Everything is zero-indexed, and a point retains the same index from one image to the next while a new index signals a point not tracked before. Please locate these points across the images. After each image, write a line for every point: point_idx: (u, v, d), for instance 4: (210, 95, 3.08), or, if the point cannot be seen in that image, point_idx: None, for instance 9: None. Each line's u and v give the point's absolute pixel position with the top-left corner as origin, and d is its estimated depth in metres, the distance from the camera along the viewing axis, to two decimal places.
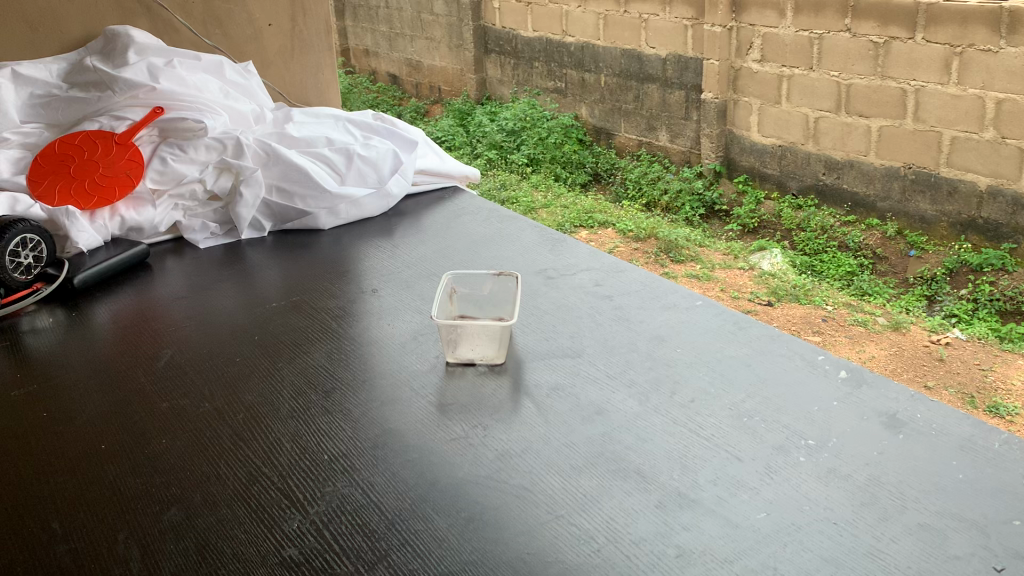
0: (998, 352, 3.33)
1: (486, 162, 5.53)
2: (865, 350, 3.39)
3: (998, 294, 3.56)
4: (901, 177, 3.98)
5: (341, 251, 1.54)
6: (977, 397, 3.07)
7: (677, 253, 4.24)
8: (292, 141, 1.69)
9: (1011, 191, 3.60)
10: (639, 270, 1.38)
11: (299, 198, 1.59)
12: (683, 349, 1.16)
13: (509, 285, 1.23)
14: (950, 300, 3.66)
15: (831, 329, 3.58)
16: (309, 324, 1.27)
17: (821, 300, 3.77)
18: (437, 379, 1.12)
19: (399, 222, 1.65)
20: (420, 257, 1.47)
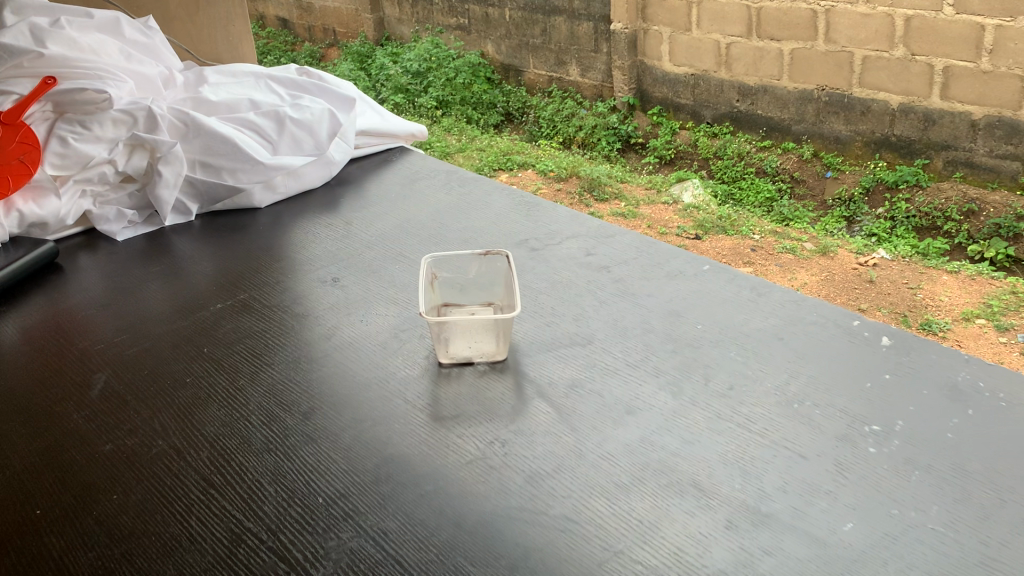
0: (923, 270, 3.29)
1: (392, 107, 5.22)
2: (797, 278, 3.28)
3: (914, 211, 3.57)
4: (814, 100, 3.93)
5: (283, 231, 1.34)
6: (909, 315, 3.00)
7: (600, 192, 3.99)
8: (211, 108, 1.46)
9: (921, 108, 3.58)
10: (630, 233, 1.24)
11: (228, 172, 1.38)
12: (704, 323, 1.03)
13: (498, 264, 1.07)
14: (869, 220, 3.64)
15: (761, 259, 3.45)
16: (265, 326, 1.08)
17: (748, 230, 3.64)
18: (432, 386, 0.96)
19: (344, 192, 1.46)
20: (381, 234, 1.29)
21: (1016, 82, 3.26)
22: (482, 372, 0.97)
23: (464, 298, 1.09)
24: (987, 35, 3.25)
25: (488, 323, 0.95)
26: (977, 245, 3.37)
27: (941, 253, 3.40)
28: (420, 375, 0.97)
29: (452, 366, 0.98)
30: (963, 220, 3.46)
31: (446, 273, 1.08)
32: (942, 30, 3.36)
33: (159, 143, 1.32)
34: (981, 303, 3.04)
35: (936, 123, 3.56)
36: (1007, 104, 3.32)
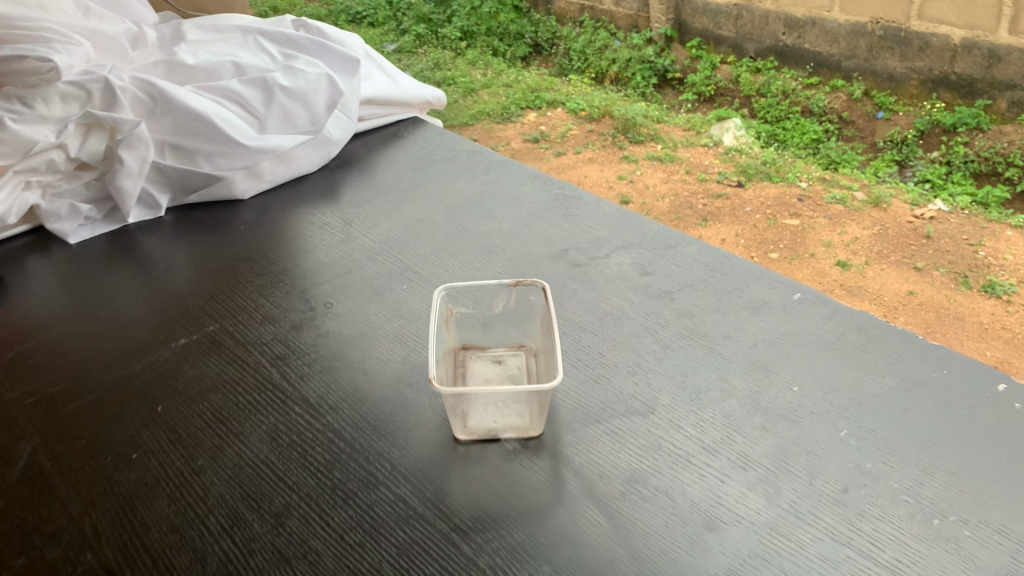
0: (984, 224, 2.94)
1: (414, 37, 4.81)
2: (847, 232, 2.85)
3: (973, 155, 3.21)
4: (867, 35, 3.56)
5: (270, 229, 1.11)
6: (969, 277, 2.61)
7: (634, 133, 3.49)
8: (187, 74, 1.22)
9: (987, 43, 3.18)
10: (696, 242, 0.99)
11: (205, 157, 1.14)
12: (801, 385, 0.79)
13: (532, 299, 0.83)
14: (922, 166, 3.32)
15: (808, 209, 2.99)
16: (237, 375, 0.85)
17: (794, 177, 3.19)
18: (447, 469, 0.73)
19: (347, 180, 1.22)
20: (388, 239, 1.05)
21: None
22: (510, 454, 0.74)
23: (486, 334, 0.86)
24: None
25: (528, 396, 0.71)
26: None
27: (1001, 202, 3.09)
28: (434, 453, 0.74)
29: (474, 439, 0.75)
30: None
31: (468, 307, 0.84)
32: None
33: (120, 123, 1.07)
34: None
35: (1002, 60, 3.17)
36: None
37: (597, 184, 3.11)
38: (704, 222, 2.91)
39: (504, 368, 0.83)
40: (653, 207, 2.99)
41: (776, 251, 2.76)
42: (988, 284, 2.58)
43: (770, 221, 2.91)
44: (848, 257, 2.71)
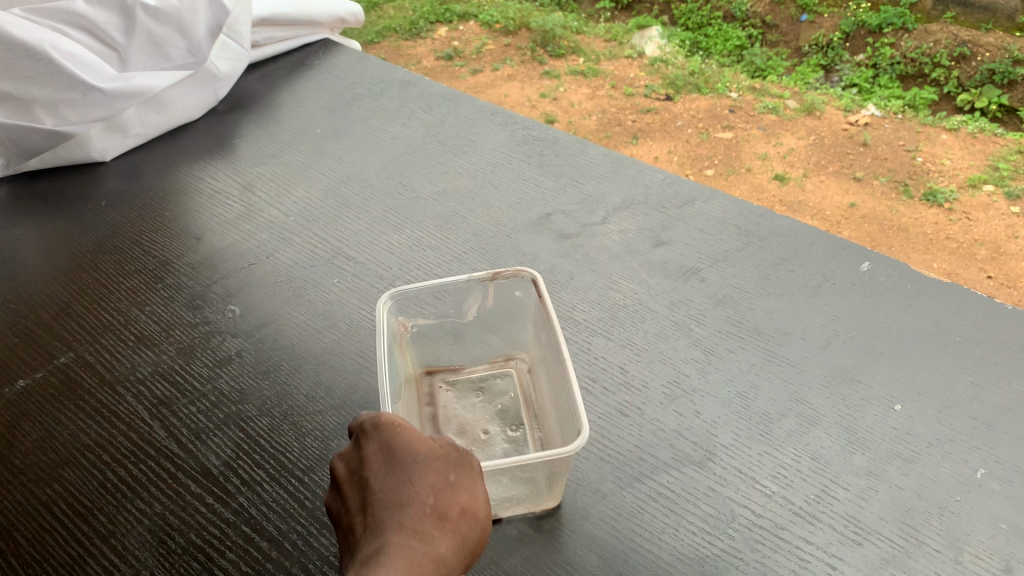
0: (919, 128, 2.30)
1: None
2: (782, 143, 2.25)
3: (899, 57, 2.52)
4: None
5: (145, 200, 0.83)
6: (910, 185, 2.06)
7: (556, 46, 2.73)
8: None
9: None
10: (719, 196, 0.76)
11: (42, 108, 0.84)
12: (905, 401, 0.57)
13: (518, 295, 0.57)
14: (848, 69, 2.59)
15: (743, 121, 2.36)
16: (102, 436, 0.58)
17: (724, 87, 2.50)
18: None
19: (245, 126, 0.94)
20: (305, 211, 0.79)
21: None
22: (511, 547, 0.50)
23: (455, 345, 0.60)
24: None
25: (537, 469, 0.46)
26: (967, 94, 2.39)
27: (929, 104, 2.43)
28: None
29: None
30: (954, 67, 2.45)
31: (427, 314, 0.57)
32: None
33: None
34: (986, 166, 2.12)
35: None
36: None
37: (517, 104, 2.44)
38: (636, 140, 2.31)
39: (489, 397, 0.58)
40: (578, 126, 2.35)
41: (711, 168, 2.18)
42: (930, 194, 2.02)
43: (703, 136, 2.31)
44: (785, 170, 2.14)
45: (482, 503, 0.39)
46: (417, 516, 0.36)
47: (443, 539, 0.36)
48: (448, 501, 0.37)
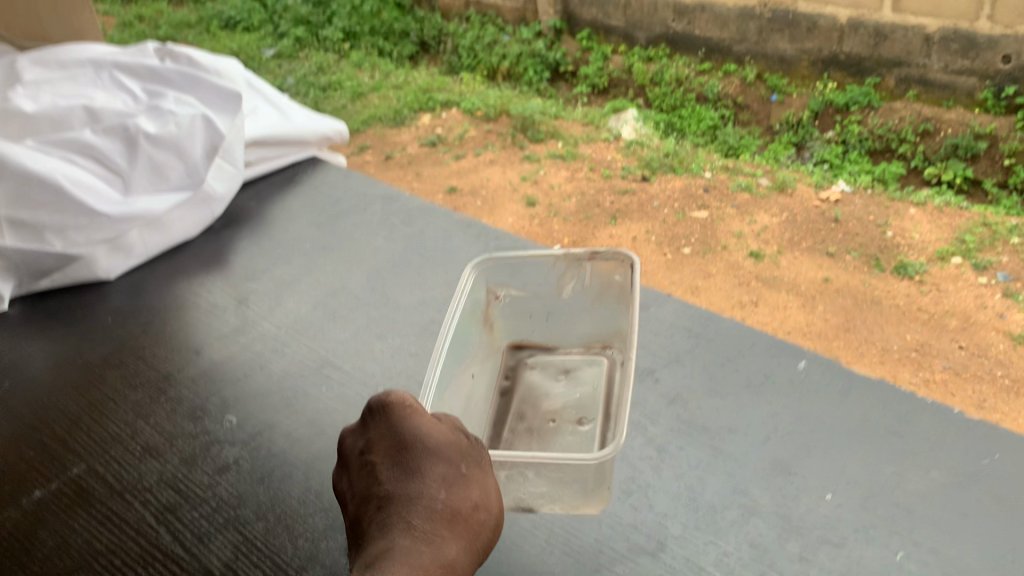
0: (888, 202, 2.13)
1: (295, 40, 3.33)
2: (754, 219, 2.09)
3: (867, 132, 2.33)
4: (756, 17, 2.49)
5: (147, 312, 0.91)
6: (881, 258, 1.92)
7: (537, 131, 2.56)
8: (28, 127, 1.03)
9: (876, 20, 2.29)
10: (671, 301, 0.84)
11: (54, 232, 0.92)
12: (835, 491, 0.64)
13: (615, 279, 0.74)
14: (818, 146, 2.37)
15: (714, 201, 2.19)
16: (115, 541, 0.64)
17: (698, 167, 2.32)
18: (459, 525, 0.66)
19: (238, 242, 1.02)
20: (295, 322, 0.86)
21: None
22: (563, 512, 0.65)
23: (553, 323, 0.78)
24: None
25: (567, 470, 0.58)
26: (933, 166, 2.24)
27: (898, 177, 2.25)
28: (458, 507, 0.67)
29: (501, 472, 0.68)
30: (921, 141, 2.28)
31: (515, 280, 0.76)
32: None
33: None
34: (956, 238, 1.97)
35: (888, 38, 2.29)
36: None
37: (497, 188, 2.33)
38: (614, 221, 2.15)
39: (567, 376, 0.75)
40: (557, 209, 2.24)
41: (688, 246, 2.03)
42: (900, 268, 1.88)
43: (679, 216, 2.14)
44: (760, 247, 1.99)
45: (487, 490, 0.55)
46: (431, 519, 0.52)
47: (447, 534, 0.52)
48: (459, 502, 0.54)
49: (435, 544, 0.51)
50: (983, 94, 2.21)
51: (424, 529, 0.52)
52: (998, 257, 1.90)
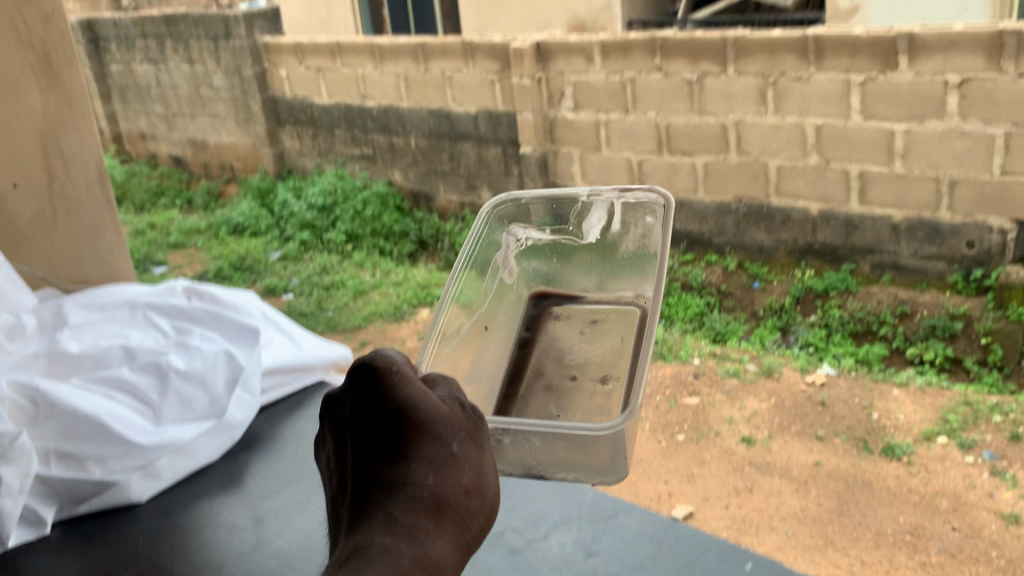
0: (871, 385, 3.02)
1: (299, 243, 4.64)
2: (747, 406, 2.88)
3: (848, 316, 3.28)
4: (733, 212, 3.63)
5: (172, 537, 1.10)
6: (870, 442, 2.66)
7: None
8: (73, 364, 1.22)
9: (843, 213, 3.39)
10: (637, 512, 1.12)
11: (93, 460, 1.12)
12: None
13: (647, 220, 1.20)
14: (803, 330, 3.29)
15: (706, 386, 2.97)
16: None
17: (687, 354, 3.05)
18: (506, 408, 1.16)
19: (252, 465, 1.22)
20: (305, 541, 1.06)
21: (998, 141, 2.97)
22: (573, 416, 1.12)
23: (579, 268, 1.32)
24: (900, 37, 3.04)
25: (579, 447, 0.94)
26: (913, 347, 3.16)
27: (881, 357, 3.15)
28: (499, 387, 1.20)
29: (531, 394, 1.17)
30: (898, 323, 3.24)
31: (567, 228, 1.29)
32: (852, 136, 3.27)
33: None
34: (939, 419, 2.77)
35: (858, 228, 3.38)
36: (977, 170, 3.04)
37: None
38: None
39: (590, 321, 1.26)
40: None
41: (681, 432, 2.72)
42: (888, 446, 2.63)
43: (671, 402, 2.89)
44: (751, 431, 2.75)
45: (464, 461, 0.91)
46: (427, 494, 0.88)
47: (434, 508, 0.88)
48: (445, 486, 0.89)
49: (426, 533, 0.87)
50: (952, 278, 3.24)
51: (418, 527, 0.87)
52: (983, 437, 2.64)
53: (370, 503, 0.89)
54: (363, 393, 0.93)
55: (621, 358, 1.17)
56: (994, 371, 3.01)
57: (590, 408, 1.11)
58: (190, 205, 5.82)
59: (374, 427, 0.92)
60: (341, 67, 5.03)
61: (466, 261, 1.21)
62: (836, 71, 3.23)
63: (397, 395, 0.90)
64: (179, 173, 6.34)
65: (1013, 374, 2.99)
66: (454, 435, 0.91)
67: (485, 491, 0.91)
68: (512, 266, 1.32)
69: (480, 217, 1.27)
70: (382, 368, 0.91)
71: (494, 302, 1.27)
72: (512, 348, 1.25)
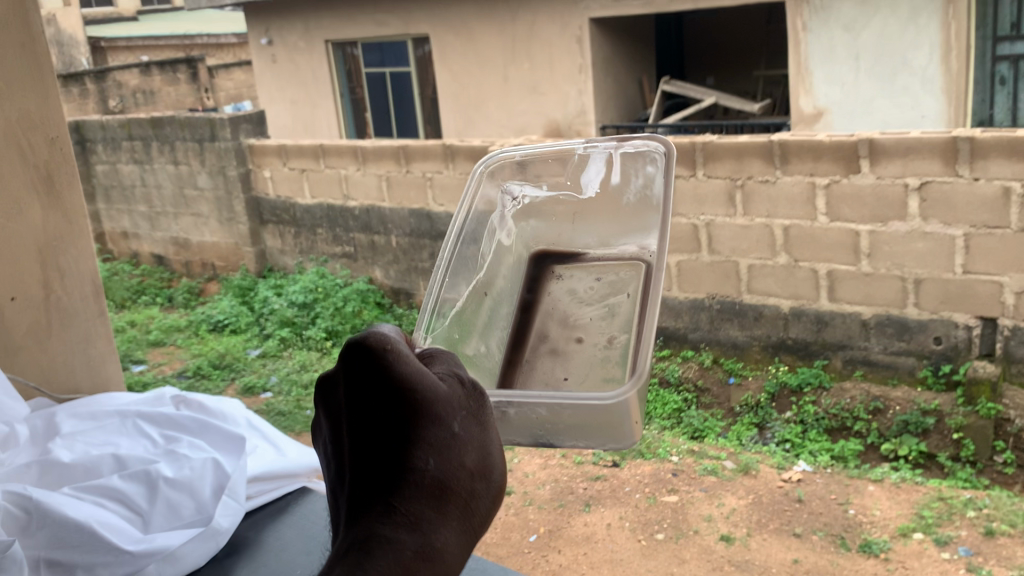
0: (848, 480, 3.02)
1: (279, 340, 4.75)
2: (724, 503, 2.90)
3: (823, 413, 3.36)
4: (707, 308, 3.75)
5: None
6: (847, 538, 2.68)
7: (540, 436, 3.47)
8: (67, 475, 1.31)
9: (813, 310, 3.50)
10: None
11: (82, 567, 1.19)
12: None
13: (645, 169, 1.10)
14: (779, 426, 3.38)
15: (684, 484, 3.04)
16: None
17: (666, 451, 3.25)
18: (513, 376, 1.06)
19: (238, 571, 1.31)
20: None
21: (957, 241, 3.11)
22: (581, 379, 1.02)
23: (583, 222, 1.21)
24: (861, 143, 3.21)
25: (584, 411, 0.84)
26: (889, 443, 3.19)
27: (856, 453, 3.20)
28: (504, 352, 1.09)
29: (536, 358, 1.07)
30: (872, 418, 3.29)
31: (564, 181, 1.20)
32: (819, 237, 3.40)
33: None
34: (914, 514, 2.79)
35: (829, 324, 3.47)
36: (940, 269, 3.17)
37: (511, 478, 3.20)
38: (589, 508, 2.94)
39: (595, 279, 1.14)
40: (533, 495, 3.04)
41: (661, 531, 2.78)
42: (864, 543, 2.65)
43: (650, 500, 2.95)
44: (730, 529, 2.76)
45: (468, 440, 0.72)
46: (428, 486, 0.70)
47: (436, 499, 0.70)
48: (449, 473, 0.70)
49: (429, 523, 0.69)
50: (922, 373, 3.30)
51: (422, 515, 0.69)
52: (956, 532, 2.67)
53: (365, 496, 0.71)
54: (351, 365, 0.72)
55: (628, 319, 1.05)
56: (968, 466, 3.08)
57: (595, 366, 1.02)
58: (171, 302, 5.94)
59: (365, 407, 0.72)
60: (324, 168, 5.15)
61: (462, 227, 1.11)
62: (801, 174, 3.38)
63: (392, 369, 0.70)
64: (160, 271, 6.51)
65: (985, 469, 3.07)
66: (455, 414, 0.72)
67: (497, 474, 0.73)
68: (511, 226, 1.22)
69: (471, 177, 1.19)
70: (375, 341, 0.70)
71: (492, 263, 1.16)
72: (515, 312, 1.14)
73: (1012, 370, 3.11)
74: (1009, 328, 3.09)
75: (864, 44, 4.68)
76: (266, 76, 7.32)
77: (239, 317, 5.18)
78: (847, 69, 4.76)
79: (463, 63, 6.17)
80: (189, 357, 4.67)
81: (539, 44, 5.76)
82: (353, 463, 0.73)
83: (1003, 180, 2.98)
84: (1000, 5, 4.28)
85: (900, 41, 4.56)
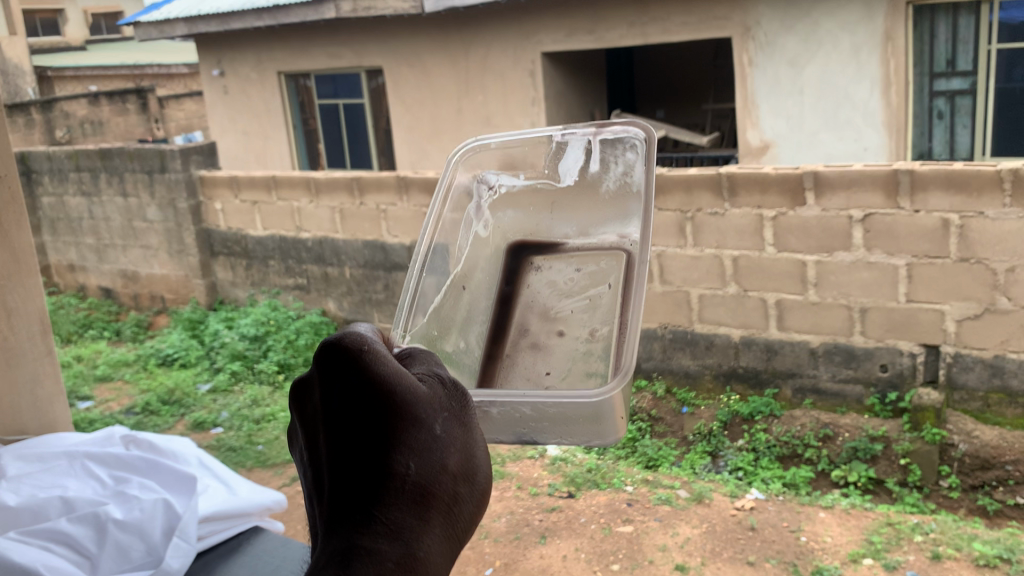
0: (799, 507, 3.06)
1: (229, 374, 4.68)
2: (679, 533, 2.92)
3: (774, 440, 3.41)
4: (659, 338, 3.80)
5: None
6: (799, 564, 2.72)
7: (498, 469, 3.46)
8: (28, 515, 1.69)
9: (763, 339, 3.56)
10: None
11: None
12: None
13: (630, 155, 1.25)
14: (732, 454, 3.42)
15: (639, 513, 3.06)
16: None
17: (620, 481, 3.27)
18: (494, 368, 1.20)
19: None
20: None
21: (900, 271, 3.20)
22: (563, 371, 1.15)
23: (561, 211, 1.34)
24: (806, 175, 3.30)
25: (568, 410, 0.99)
26: (839, 469, 3.25)
27: (808, 480, 3.24)
28: (484, 346, 1.23)
29: (517, 351, 1.21)
30: (822, 445, 3.33)
31: (542, 170, 1.35)
32: (768, 267, 3.47)
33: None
34: (864, 540, 2.84)
35: (779, 352, 3.53)
36: (885, 298, 3.26)
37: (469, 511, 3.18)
38: (545, 539, 2.95)
39: (575, 270, 1.28)
40: (489, 528, 3.05)
41: (617, 562, 2.79)
42: (817, 570, 2.68)
43: (605, 530, 2.97)
44: (684, 559, 2.78)
45: (447, 442, 0.80)
46: (407, 490, 0.77)
47: (415, 502, 0.77)
48: (428, 479, 0.78)
49: (412, 529, 0.77)
50: (870, 401, 3.37)
51: (404, 523, 0.77)
52: (905, 557, 2.72)
53: (347, 503, 0.77)
54: (330, 373, 0.77)
55: (609, 311, 1.18)
56: (915, 491, 3.15)
57: (578, 360, 1.15)
58: (118, 336, 5.82)
59: (346, 414, 0.77)
60: (277, 200, 5.12)
61: (435, 218, 1.34)
62: (749, 206, 3.46)
63: (373, 372, 0.76)
64: (108, 305, 6.40)
65: (932, 494, 3.13)
66: (435, 419, 0.79)
67: (476, 474, 0.81)
68: (487, 216, 1.39)
69: (446, 169, 1.38)
70: (351, 343, 0.75)
71: (471, 255, 1.35)
72: (492, 304, 1.28)
73: (955, 397, 3.20)
74: (952, 355, 3.18)
75: (808, 79, 4.82)
76: (218, 108, 7.29)
77: (189, 350, 5.10)
78: (792, 103, 4.90)
79: (416, 95, 6.22)
80: (138, 392, 4.58)
81: (493, 76, 5.83)
82: (336, 469, 0.78)
83: (942, 213, 3.08)
84: (936, 42, 4.41)
85: (842, 76, 4.71)
